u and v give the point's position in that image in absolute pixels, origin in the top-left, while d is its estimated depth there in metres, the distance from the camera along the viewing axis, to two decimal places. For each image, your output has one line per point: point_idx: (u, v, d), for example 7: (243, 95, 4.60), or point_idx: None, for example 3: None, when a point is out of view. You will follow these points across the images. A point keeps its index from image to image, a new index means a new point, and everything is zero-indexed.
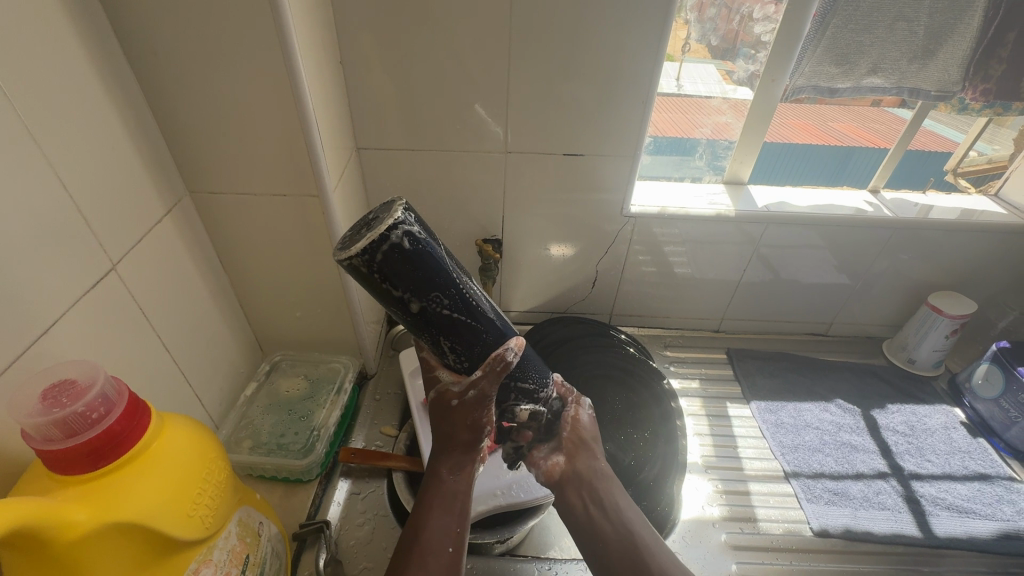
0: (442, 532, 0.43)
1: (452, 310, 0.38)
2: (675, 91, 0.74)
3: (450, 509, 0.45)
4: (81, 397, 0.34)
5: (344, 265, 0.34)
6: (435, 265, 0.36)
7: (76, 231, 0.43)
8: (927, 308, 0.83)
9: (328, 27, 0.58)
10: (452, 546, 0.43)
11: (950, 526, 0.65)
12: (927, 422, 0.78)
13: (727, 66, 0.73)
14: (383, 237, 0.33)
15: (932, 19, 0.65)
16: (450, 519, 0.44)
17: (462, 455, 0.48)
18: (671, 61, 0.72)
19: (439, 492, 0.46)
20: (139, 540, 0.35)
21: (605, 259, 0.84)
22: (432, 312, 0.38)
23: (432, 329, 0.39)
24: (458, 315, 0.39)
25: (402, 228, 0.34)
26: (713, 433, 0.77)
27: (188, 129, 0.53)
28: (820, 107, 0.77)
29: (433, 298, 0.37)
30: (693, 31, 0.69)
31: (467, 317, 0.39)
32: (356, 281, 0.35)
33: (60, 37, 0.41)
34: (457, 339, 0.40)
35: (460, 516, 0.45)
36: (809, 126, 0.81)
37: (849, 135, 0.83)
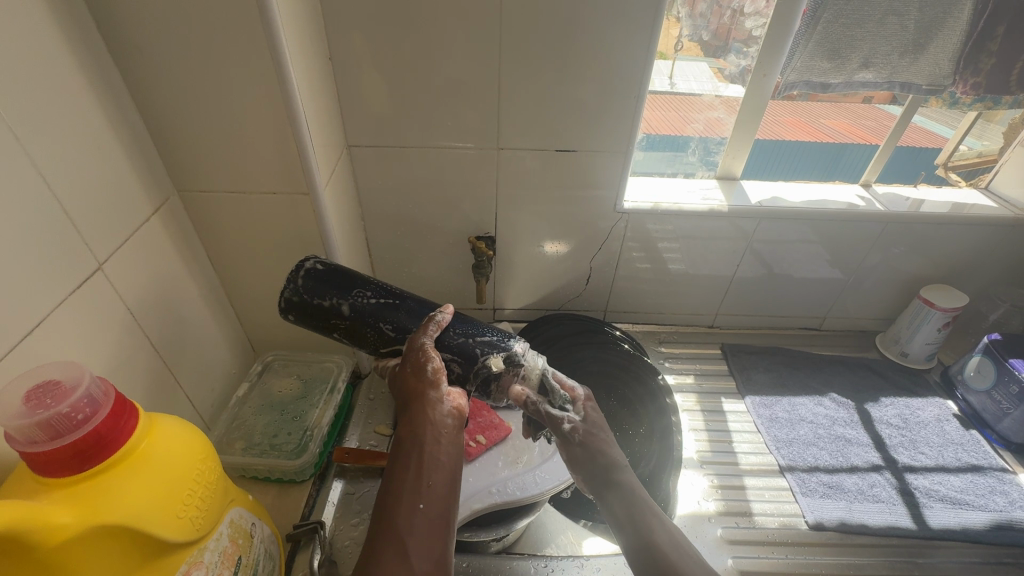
0: (412, 490, 0.39)
1: (376, 307, 0.53)
2: (668, 89, 0.74)
3: (418, 468, 0.40)
4: (66, 398, 0.34)
5: (284, 305, 0.54)
6: (348, 272, 0.55)
7: (61, 230, 0.43)
8: (919, 302, 0.83)
9: (317, 22, 0.57)
10: (421, 504, 0.38)
11: (944, 517, 0.65)
12: (920, 415, 0.79)
13: (720, 63, 0.73)
14: (301, 265, 0.55)
15: (922, 13, 0.66)
16: (419, 477, 0.40)
17: (420, 412, 0.44)
18: (664, 59, 0.71)
19: (401, 451, 0.42)
20: (128, 542, 0.35)
21: (599, 256, 0.83)
22: (361, 303, 0.53)
23: (368, 318, 0.53)
24: (382, 299, 0.54)
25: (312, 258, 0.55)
26: (708, 428, 0.77)
27: (174, 127, 0.52)
28: (812, 104, 0.78)
29: (357, 294, 0.53)
30: (686, 29, 0.69)
31: (389, 310, 0.53)
32: (301, 314, 0.54)
33: (43, 32, 0.40)
34: (390, 316, 0.53)
35: (429, 473, 0.40)
36: (801, 124, 0.80)
37: (842, 134, 0.82)
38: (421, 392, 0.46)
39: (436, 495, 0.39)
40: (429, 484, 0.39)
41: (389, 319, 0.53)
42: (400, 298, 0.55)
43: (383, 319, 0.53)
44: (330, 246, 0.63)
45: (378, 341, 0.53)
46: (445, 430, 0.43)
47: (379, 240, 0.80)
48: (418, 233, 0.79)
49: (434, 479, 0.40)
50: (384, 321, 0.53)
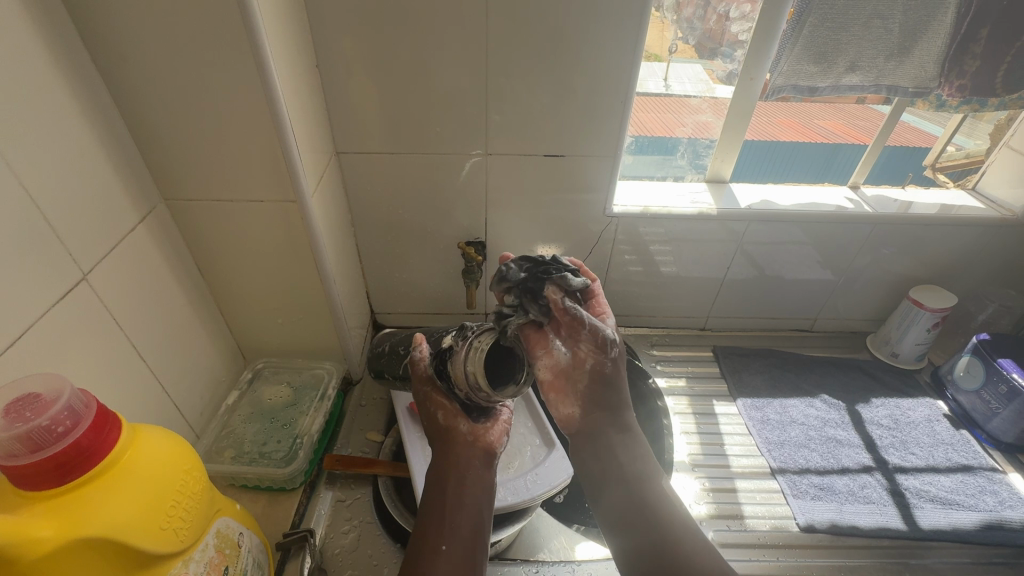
0: (436, 532, 0.44)
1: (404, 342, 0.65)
2: (664, 92, 0.74)
3: (440, 512, 0.45)
4: (46, 410, 0.33)
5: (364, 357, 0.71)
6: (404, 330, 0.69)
7: (44, 240, 0.42)
8: (908, 302, 0.84)
9: (303, 29, 0.57)
10: (445, 544, 0.43)
11: (934, 518, 0.66)
12: (910, 415, 0.79)
13: (716, 67, 0.73)
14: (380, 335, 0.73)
15: (906, 17, 0.66)
16: (444, 517, 0.45)
17: (444, 459, 0.49)
18: (659, 60, 0.72)
19: (429, 496, 0.47)
20: (111, 555, 0.35)
21: (590, 259, 0.84)
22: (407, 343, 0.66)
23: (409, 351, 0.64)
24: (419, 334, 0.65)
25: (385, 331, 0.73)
26: (700, 431, 0.77)
27: (160, 136, 0.52)
28: (807, 106, 0.78)
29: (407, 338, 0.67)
30: (684, 32, 0.70)
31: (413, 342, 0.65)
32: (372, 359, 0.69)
33: (24, 43, 0.40)
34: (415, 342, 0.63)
35: (451, 516, 0.45)
36: (795, 125, 0.80)
37: (835, 134, 0.82)
38: (445, 436, 0.50)
39: (461, 536, 0.43)
40: (456, 525, 0.44)
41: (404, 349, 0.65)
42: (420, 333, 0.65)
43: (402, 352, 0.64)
44: (319, 253, 0.63)
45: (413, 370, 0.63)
46: (473, 475, 0.48)
47: (370, 245, 0.80)
48: (409, 238, 0.79)
49: (460, 521, 0.44)
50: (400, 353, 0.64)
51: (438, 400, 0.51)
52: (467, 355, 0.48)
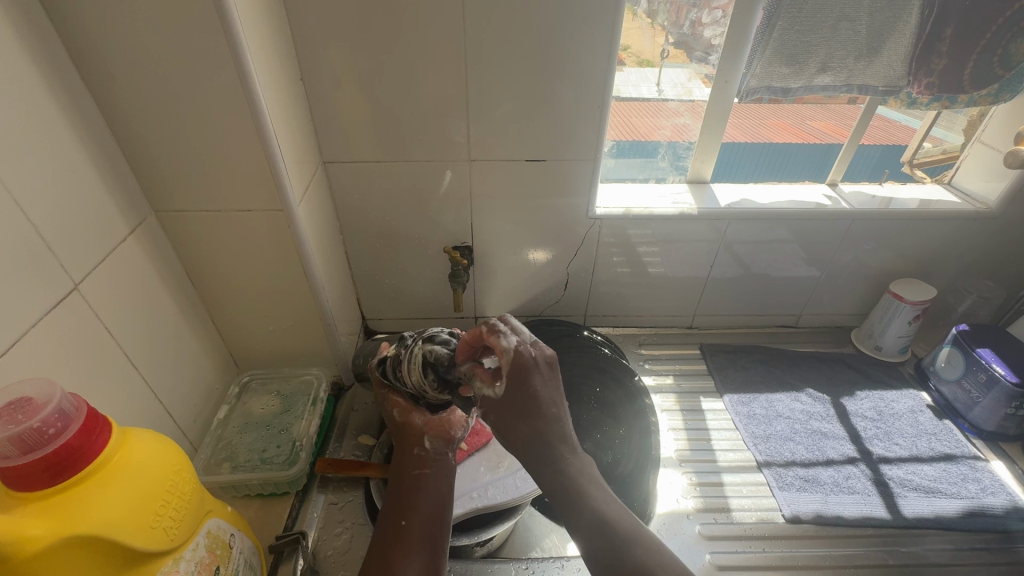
0: (398, 511, 0.47)
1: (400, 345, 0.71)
2: (655, 96, 0.77)
3: (402, 497, 0.48)
4: (37, 413, 0.35)
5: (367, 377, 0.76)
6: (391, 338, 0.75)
7: (35, 252, 0.44)
8: (889, 296, 0.85)
9: (285, 44, 0.59)
10: (405, 520, 0.46)
11: (918, 506, 0.67)
12: (894, 407, 0.80)
13: (708, 71, 0.74)
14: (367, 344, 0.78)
15: (873, 18, 0.68)
16: (405, 498, 0.48)
17: (406, 449, 0.53)
18: (652, 66, 0.74)
19: (395, 484, 0.50)
20: (102, 553, 0.36)
21: (576, 261, 0.85)
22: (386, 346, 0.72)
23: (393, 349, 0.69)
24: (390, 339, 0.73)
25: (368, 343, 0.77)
26: (687, 427, 0.78)
27: (149, 148, 0.54)
28: (799, 107, 0.80)
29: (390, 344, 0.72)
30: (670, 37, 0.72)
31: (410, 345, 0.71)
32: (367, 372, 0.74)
33: (15, 61, 0.42)
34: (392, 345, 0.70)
35: (412, 499, 0.48)
36: (790, 128, 0.84)
37: (829, 134, 0.85)
38: (403, 429, 0.54)
39: (421, 513, 0.47)
40: (417, 505, 0.47)
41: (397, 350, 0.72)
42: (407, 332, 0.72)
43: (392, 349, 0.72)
44: (307, 259, 0.64)
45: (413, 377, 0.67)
46: (431, 461, 0.52)
47: (359, 253, 0.81)
48: (398, 245, 0.81)
49: (421, 501, 0.48)
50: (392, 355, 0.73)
51: (393, 399, 0.55)
52: (406, 361, 0.51)
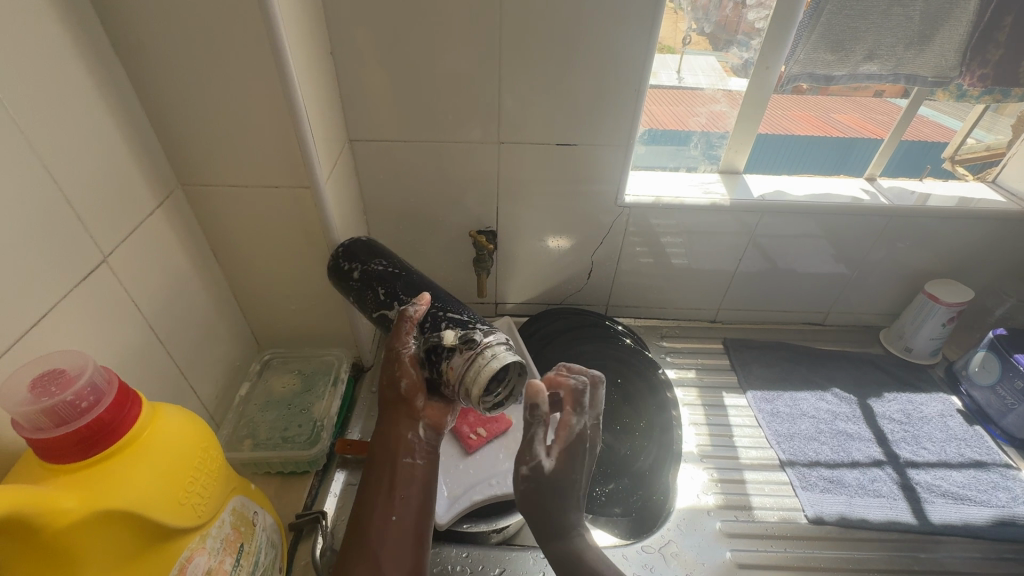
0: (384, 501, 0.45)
1: (361, 263, 0.60)
2: (675, 84, 0.75)
3: (388, 485, 0.46)
4: (70, 385, 0.34)
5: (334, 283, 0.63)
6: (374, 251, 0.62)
7: (66, 225, 0.43)
8: (924, 297, 0.83)
9: (317, 16, 0.58)
10: (396, 516, 0.44)
11: (945, 513, 0.65)
12: (923, 410, 0.78)
13: (729, 59, 0.73)
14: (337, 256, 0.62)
15: (928, 4, 0.65)
16: (391, 489, 0.45)
17: (396, 429, 0.48)
18: (673, 53, 0.72)
19: (377, 460, 0.47)
20: (132, 528, 0.35)
21: (601, 250, 0.83)
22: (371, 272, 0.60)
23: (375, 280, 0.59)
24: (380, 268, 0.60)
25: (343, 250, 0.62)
26: (709, 422, 0.77)
27: (177, 120, 0.53)
28: (822, 100, 0.79)
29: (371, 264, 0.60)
30: (700, 23, 0.69)
31: (374, 262, 0.60)
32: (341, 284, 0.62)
33: (46, 27, 0.40)
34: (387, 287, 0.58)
35: (400, 486, 0.46)
36: (813, 119, 0.82)
37: (850, 127, 0.84)
38: (399, 405, 0.48)
39: (412, 508, 0.45)
40: (405, 497, 0.46)
41: (354, 264, 0.61)
42: (369, 250, 0.62)
43: (353, 267, 0.61)
44: (331, 238, 0.63)
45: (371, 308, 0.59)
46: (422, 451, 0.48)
47: (382, 234, 0.80)
48: (421, 227, 0.80)
49: (410, 492, 0.46)
50: (345, 267, 0.61)
51: (405, 369, 0.48)
52: (472, 369, 0.46)
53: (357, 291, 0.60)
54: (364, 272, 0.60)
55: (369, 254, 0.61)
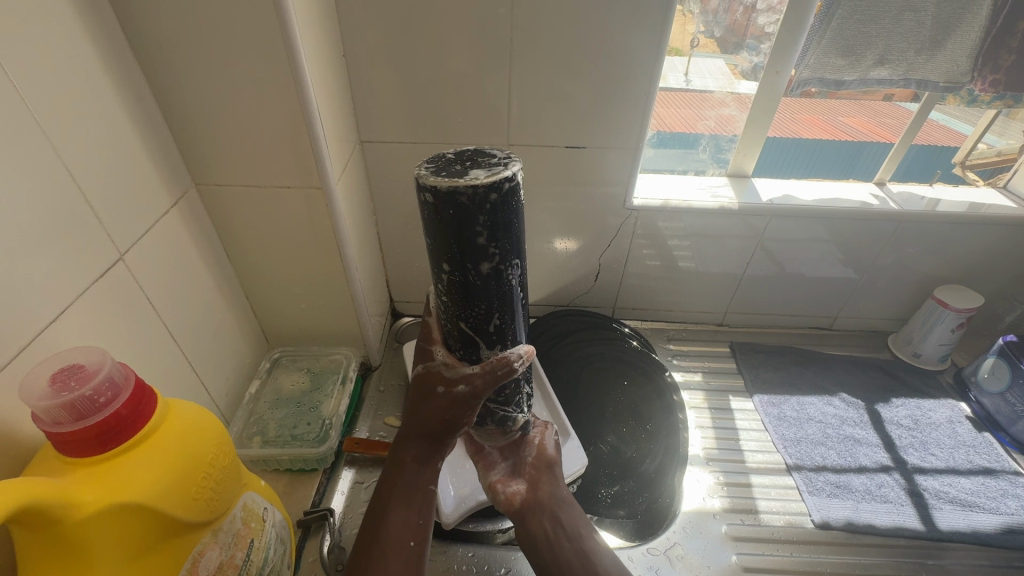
0: (402, 526, 0.47)
1: (502, 257, 0.38)
2: (683, 86, 0.74)
3: (410, 506, 0.48)
4: (88, 381, 0.35)
5: (421, 187, 0.35)
6: (511, 239, 0.37)
7: (85, 223, 0.44)
8: (933, 302, 0.82)
9: (331, 19, 0.58)
10: (414, 542, 0.47)
11: (953, 520, 0.65)
12: (932, 416, 0.78)
13: (735, 60, 0.72)
14: (497, 185, 0.34)
15: (940, 9, 0.65)
16: (412, 513, 0.48)
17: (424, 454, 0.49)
18: (679, 55, 0.72)
19: (400, 480, 0.48)
20: (147, 521, 0.36)
21: (608, 252, 0.84)
22: (497, 276, 0.39)
23: (473, 294, 0.40)
24: (512, 289, 0.41)
25: (513, 186, 0.35)
26: (715, 425, 0.77)
27: (192, 121, 0.54)
28: (830, 102, 0.76)
29: (505, 267, 0.39)
30: (703, 25, 0.69)
31: (512, 269, 0.39)
32: (428, 211, 0.36)
33: (67, 30, 0.41)
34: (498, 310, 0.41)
35: (420, 511, 0.48)
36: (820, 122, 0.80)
37: (860, 132, 0.81)
38: (441, 438, 0.48)
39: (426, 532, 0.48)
40: (422, 522, 0.48)
41: (495, 250, 0.37)
42: (516, 238, 0.38)
43: (488, 246, 0.37)
44: (342, 239, 0.64)
45: (467, 312, 0.41)
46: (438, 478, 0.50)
47: (391, 234, 0.81)
48: None
49: (427, 517, 0.49)
50: (478, 237, 0.36)
51: (470, 416, 0.46)
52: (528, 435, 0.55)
53: (468, 281, 0.39)
54: (495, 272, 0.38)
55: (516, 247, 0.38)
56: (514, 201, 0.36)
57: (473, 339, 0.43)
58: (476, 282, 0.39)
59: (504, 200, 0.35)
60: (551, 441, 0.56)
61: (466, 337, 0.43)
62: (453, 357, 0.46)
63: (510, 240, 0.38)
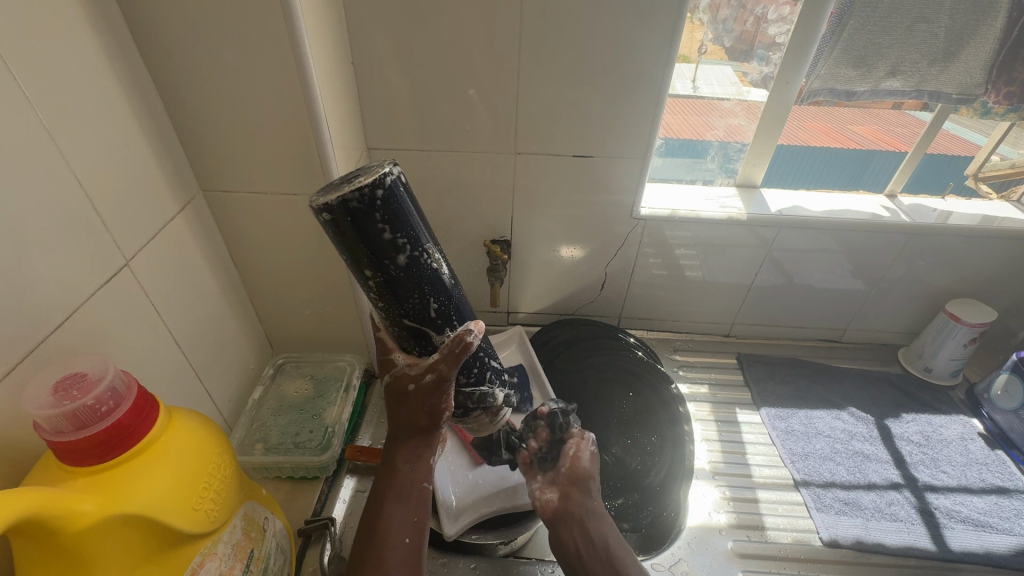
0: (400, 522, 0.45)
1: (410, 244, 0.41)
2: (688, 94, 0.74)
3: (404, 502, 0.46)
4: (90, 390, 0.35)
5: (319, 210, 0.38)
6: (413, 226, 0.41)
7: (92, 229, 0.44)
8: (945, 316, 0.81)
9: (339, 27, 0.59)
10: (411, 537, 0.45)
11: (965, 540, 0.63)
12: (943, 433, 0.77)
13: (744, 68, 0.72)
14: (380, 181, 0.38)
15: (953, 20, 0.64)
16: (409, 510, 0.46)
17: (411, 450, 0.48)
18: (687, 62, 0.71)
19: (394, 481, 0.47)
20: (147, 532, 0.36)
21: (614, 261, 0.83)
22: (415, 264, 0.42)
23: (404, 287, 0.42)
24: (436, 272, 0.44)
25: (393, 177, 0.39)
26: (721, 439, 0.76)
27: (200, 128, 0.54)
28: (837, 109, 0.76)
29: (419, 254, 0.42)
30: (712, 33, 0.69)
31: (427, 253, 0.42)
32: (335, 232, 0.39)
33: (76, 38, 0.41)
34: (432, 296, 0.44)
35: (415, 508, 0.46)
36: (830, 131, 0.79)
37: (871, 141, 0.81)
38: (422, 428, 0.48)
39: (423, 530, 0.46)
40: (417, 518, 0.46)
41: (404, 239, 0.40)
42: (418, 224, 0.42)
43: (395, 238, 0.40)
44: None
45: (405, 308, 0.44)
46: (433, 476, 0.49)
47: None
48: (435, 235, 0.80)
49: (422, 514, 0.46)
50: (382, 234, 0.39)
51: (448, 399, 0.47)
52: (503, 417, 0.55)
53: (392, 278, 0.41)
54: (413, 259, 0.42)
55: (421, 231, 0.42)
56: (401, 192, 0.40)
57: (421, 330, 0.45)
58: (399, 276, 0.42)
59: (389, 193, 0.38)
60: (588, 454, 0.55)
61: (414, 332, 0.46)
62: (414, 357, 0.48)
63: (413, 228, 0.41)
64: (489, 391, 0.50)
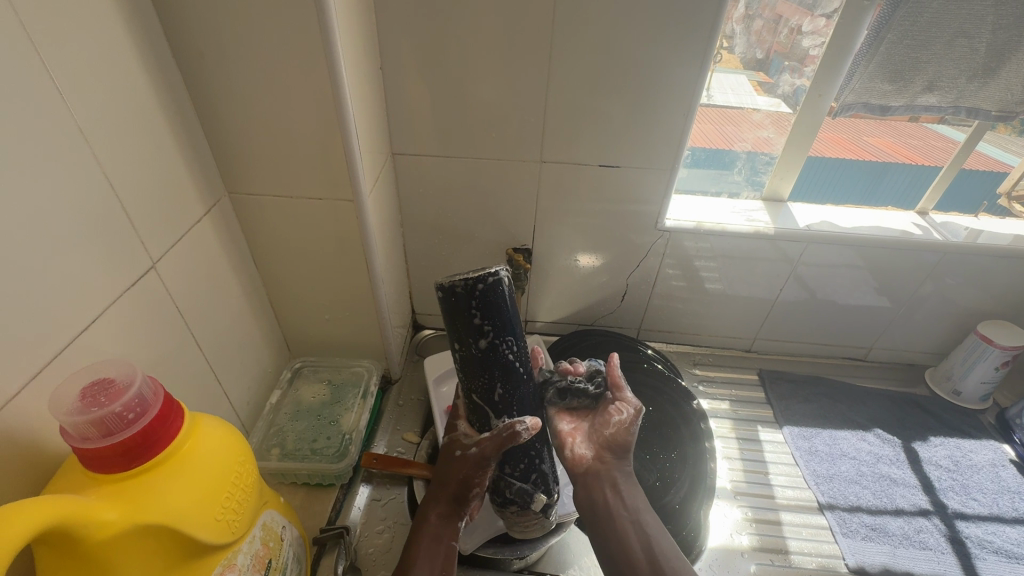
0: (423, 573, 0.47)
1: (495, 333, 0.48)
2: (706, 102, 0.71)
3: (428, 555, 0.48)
4: (118, 397, 0.34)
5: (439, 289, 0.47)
6: (503, 319, 0.48)
7: (120, 231, 0.44)
8: (976, 338, 0.79)
9: (370, 32, 0.58)
10: None
11: (998, 571, 0.61)
12: (973, 458, 0.74)
13: (762, 78, 0.71)
14: (487, 279, 0.46)
15: (996, 35, 0.62)
16: (433, 563, 0.48)
17: (444, 511, 0.51)
18: None
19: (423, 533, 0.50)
20: (166, 542, 0.35)
21: (636, 272, 0.82)
22: (495, 350, 0.48)
23: (484, 367, 0.49)
24: (512, 363, 0.50)
25: (498, 278, 0.47)
26: (743, 457, 0.75)
27: (228, 130, 0.54)
28: (854, 119, 0.73)
29: (500, 343, 0.48)
30: (733, 42, 0.67)
31: (507, 343, 0.49)
32: (444, 307, 0.48)
33: (111, 39, 0.41)
34: (502, 381, 0.50)
35: (437, 561, 0.48)
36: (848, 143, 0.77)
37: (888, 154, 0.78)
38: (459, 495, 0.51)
39: None
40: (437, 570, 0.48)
41: (490, 327, 0.47)
42: (509, 319, 0.48)
43: (483, 323, 0.47)
44: (370, 251, 0.63)
45: (475, 383, 0.50)
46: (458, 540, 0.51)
47: (416, 246, 0.80)
48: (456, 242, 0.80)
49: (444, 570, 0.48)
50: (474, 317, 0.47)
51: (486, 476, 0.51)
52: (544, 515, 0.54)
53: (474, 356, 0.48)
54: (492, 345, 0.48)
55: (509, 325, 0.48)
56: (501, 291, 0.47)
57: (484, 407, 0.51)
58: (478, 356, 0.49)
59: (490, 288, 0.46)
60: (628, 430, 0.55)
61: (478, 406, 0.51)
62: (473, 429, 0.54)
63: (502, 320, 0.48)
64: (531, 489, 0.52)
